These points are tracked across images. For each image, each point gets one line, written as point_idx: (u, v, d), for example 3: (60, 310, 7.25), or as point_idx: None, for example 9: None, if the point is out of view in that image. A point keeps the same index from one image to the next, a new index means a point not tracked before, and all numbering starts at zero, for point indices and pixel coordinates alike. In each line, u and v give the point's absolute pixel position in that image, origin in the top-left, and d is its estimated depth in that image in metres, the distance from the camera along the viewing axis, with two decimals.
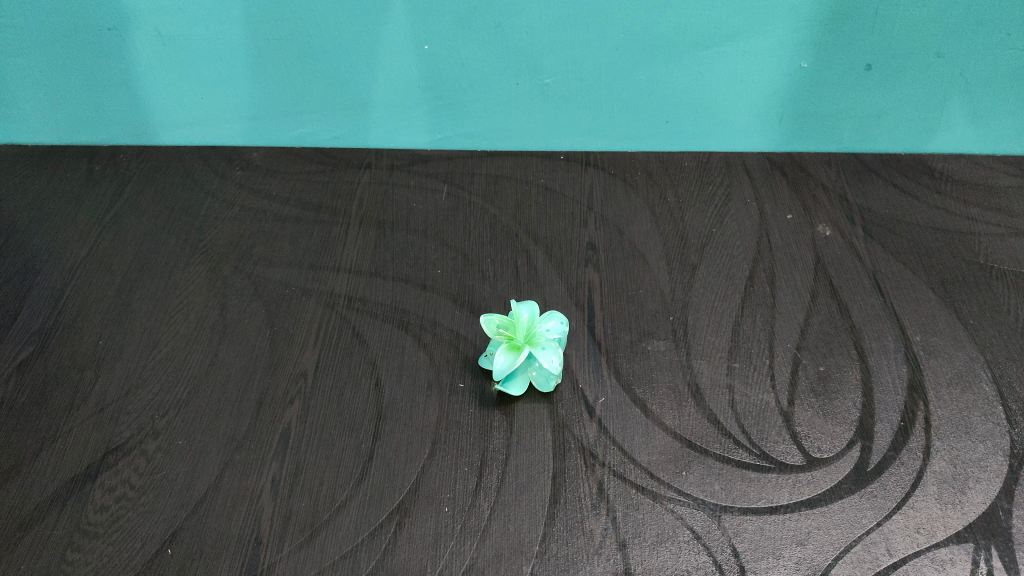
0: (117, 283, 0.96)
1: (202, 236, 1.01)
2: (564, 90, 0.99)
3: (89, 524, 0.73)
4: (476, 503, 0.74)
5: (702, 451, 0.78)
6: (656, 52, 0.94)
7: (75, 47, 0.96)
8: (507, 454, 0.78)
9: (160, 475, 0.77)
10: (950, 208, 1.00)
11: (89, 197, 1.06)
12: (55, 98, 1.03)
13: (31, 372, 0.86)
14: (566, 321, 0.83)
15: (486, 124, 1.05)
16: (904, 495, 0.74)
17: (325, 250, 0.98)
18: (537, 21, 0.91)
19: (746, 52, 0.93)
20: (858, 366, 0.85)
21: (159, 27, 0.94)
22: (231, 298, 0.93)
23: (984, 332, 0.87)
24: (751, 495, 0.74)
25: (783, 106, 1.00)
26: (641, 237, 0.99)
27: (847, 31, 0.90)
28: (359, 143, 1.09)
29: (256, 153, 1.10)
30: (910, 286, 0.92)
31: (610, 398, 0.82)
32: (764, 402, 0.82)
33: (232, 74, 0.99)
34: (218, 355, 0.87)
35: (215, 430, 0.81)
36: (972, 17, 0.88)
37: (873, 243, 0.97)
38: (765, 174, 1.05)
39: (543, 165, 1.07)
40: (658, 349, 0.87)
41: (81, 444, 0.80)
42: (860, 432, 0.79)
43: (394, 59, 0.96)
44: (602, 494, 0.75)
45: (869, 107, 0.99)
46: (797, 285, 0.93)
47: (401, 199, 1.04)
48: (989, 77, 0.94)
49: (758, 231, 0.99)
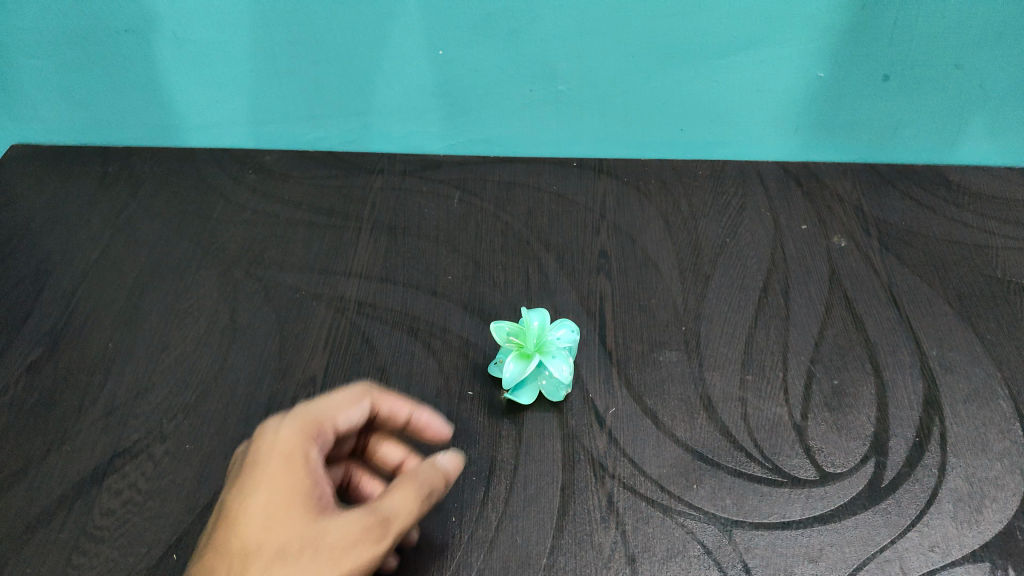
0: (128, 285, 0.96)
1: (214, 239, 1.01)
2: (578, 97, 0.98)
3: (95, 528, 0.73)
4: (485, 513, 0.73)
5: (714, 465, 0.76)
6: (671, 59, 0.92)
7: (90, 50, 0.96)
8: (516, 464, 0.77)
9: (167, 479, 0.76)
10: (969, 221, 0.99)
11: (103, 201, 1.06)
12: (68, 101, 1.03)
13: (41, 374, 0.86)
14: (576, 331, 0.83)
15: (499, 130, 1.03)
16: (919, 512, 0.72)
17: (336, 255, 0.98)
18: (552, 27, 0.89)
19: (764, 60, 0.91)
20: (872, 380, 0.83)
21: (173, 30, 0.93)
22: (242, 302, 0.93)
23: (1002, 348, 0.86)
24: (763, 510, 0.73)
25: (800, 115, 0.98)
26: (653, 245, 0.98)
27: (866, 39, 0.87)
28: (371, 148, 1.09)
29: (268, 157, 1.10)
30: (926, 300, 0.91)
31: (621, 409, 0.81)
32: (777, 416, 0.80)
33: (245, 76, 0.98)
34: (227, 359, 0.87)
35: (223, 435, 0.80)
36: (992, 25, 0.85)
37: (889, 255, 0.96)
38: (780, 184, 1.04)
39: (556, 172, 1.07)
40: (669, 360, 0.86)
41: (88, 447, 0.79)
42: (874, 447, 0.77)
43: (408, 64, 0.95)
44: (612, 506, 0.74)
45: (888, 120, 0.97)
46: (812, 297, 0.92)
47: (413, 204, 1.04)
48: (1006, 90, 0.91)
49: (772, 241, 0.98)
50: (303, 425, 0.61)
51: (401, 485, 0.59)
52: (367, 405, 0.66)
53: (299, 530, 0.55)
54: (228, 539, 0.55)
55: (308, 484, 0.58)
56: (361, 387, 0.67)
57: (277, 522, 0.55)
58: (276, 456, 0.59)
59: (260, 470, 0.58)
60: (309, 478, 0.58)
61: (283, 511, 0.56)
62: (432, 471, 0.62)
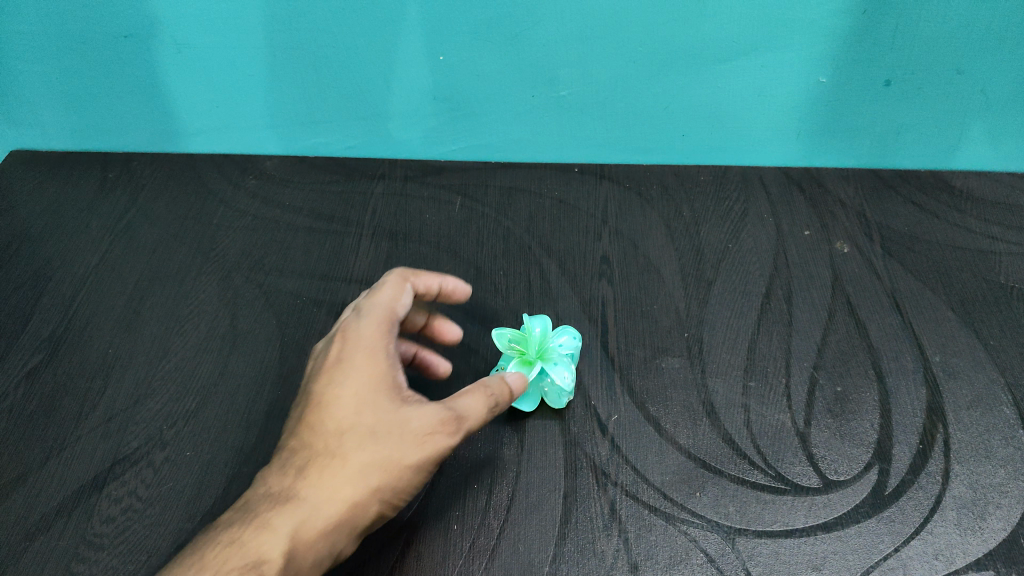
0: (128, 291, 0.95)
1: (214, 245, 1.01)
2: (580, 102, 0.97)
3: (94, 536, 0.72)
4: (486, 521, 0.73)
5: (716, 472, 0.76)
6: (672, 65, 0.91)
7: (90, 55, 0.96)
8: (517, 472, 0.77)
9: (167, 486, 0.76)
10: (971, 227, 0.98)
11: (103, 206, 1.06)
12: (68, 106, 1.03)
13: (40, 381, 0.85)
14: (579, 338, 0.83)
15: (500, 135, 1.03)
16: (922, 520, 0.72)
17: (337, 261, 0.98)
18: (554, 33, 0.89)
19: (765, 65, 0.90)
20: (876, 387, 0.83)
21: (173, 35, 0.93)
22: (242, 308, 0.93)
23: (1006, 354, 0.86)
24: (766, 518, 0.73)
25: (802, 121, 0.97)
26: (655, 251, 0.98)
27: (868, 45, 0.87)
28: (372, 153, 1.08)
29: (269, 162, 1.10)
30: (929, 305, 0.91)
31: (623, 416, 0.81)
32: (780, 422, 0.80)
33: (245, 81, 0.98)
34: (227, 366, 0.86)
35: (224, 441, 0.80)
36: (995, 31, 0.85)
37: (891, 260, 0.95)
38: (783, 189, 1.04)
39: (557, 178, 1.06)
40: (672, 366, 0.85)
41: (88, 454, 0.79)
42: (878, 454, 0.77)
43: (410, 69, 0.95)
44: (614, 514, 0.73)
45: (891, 125, 0.97)
46: (814, 303, 0.92)
47: (414, 210, 1.04)
48: (1010, 96, 0.91)
49: (775, 246, 0.98)
50: (375, 320, 0.72)
51: (472, 391, 0.70)
52: (408, 289, 0.76)
53: (387, 416, 0.67)
54: (327, 417, 0.68)
55: (388, 374, 0.70)
56: (396, 273, 0.77)
57: (369, 408, 0.68)
58: (359, 348, 0.71)
59: (349, 362, 0.70)
60: (389, 368, 0.70)
61: (373, 399, 0.68)
62: (498, 383, 0.71)
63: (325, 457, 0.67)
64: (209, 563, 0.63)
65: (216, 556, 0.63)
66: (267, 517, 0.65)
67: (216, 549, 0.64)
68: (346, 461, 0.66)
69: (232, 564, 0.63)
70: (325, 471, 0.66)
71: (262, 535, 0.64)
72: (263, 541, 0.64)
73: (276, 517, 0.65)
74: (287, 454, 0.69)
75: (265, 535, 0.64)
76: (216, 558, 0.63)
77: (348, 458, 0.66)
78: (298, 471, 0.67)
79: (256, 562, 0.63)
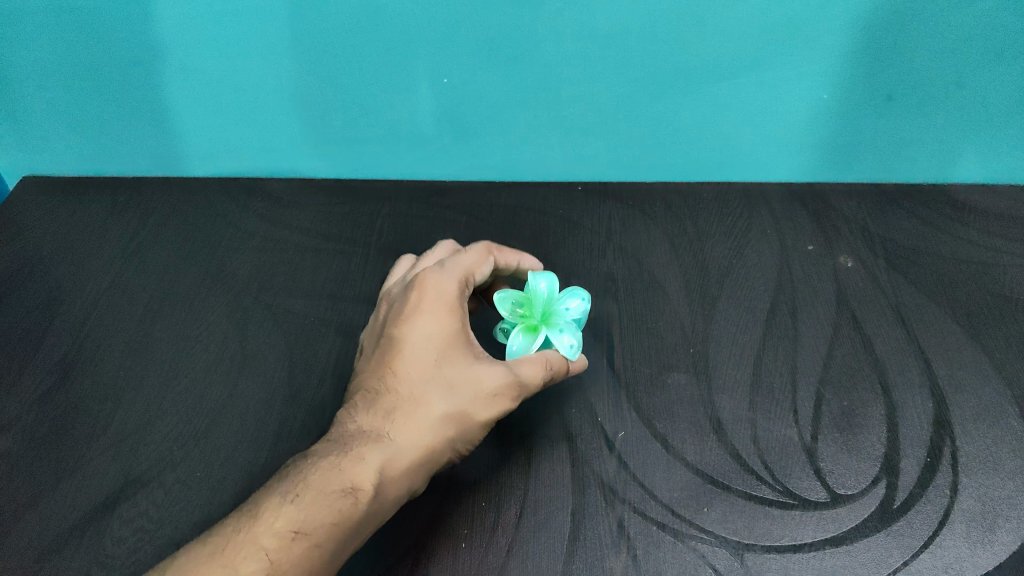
0: (138, 313, 0.96)
1: (223, 267, 1.02)
2: (582, 121, 0.98)
3: (107, 556, 0.73)
4: (495, 539, 0.73)
5: (724, 488, 0.76)
6: (674, 83, 0.92)
7: (99, 79, 0.97)
8: (526, 489, 0.77)
9: (178, 507, 0.76)
10: (975, 239, 0.99)
11: (113, 230, 1.07)
12: (77, 132, 1.04)
13: (52, 403, 0.86)
14: (586, 294, 0.81)
15: (504, 156, 1.04)
16: (931, 534, 0.72)
17: (345, 282, 0.99)
18: (557, 54, 0.90)
19: (766, 83, 0.91)
20: (882, 401, 0.83)
21: (182, 61, 0.94)
22: (251, 329, 0.94)
23: (1012, 366, 0.86)
24: (775, 533, 0.73)
25: (804, 137, 0.98)
26: (660, 267, 0.98)
27: (868, 61, 0.88)
28: (378, 175, 1.09)
29: (277, 184, 1.11)
30: (933, 319, 0.91)
31: (630, 433, 0.81)
32: (787, 437, 0.80)
33: (253, 105, 0.99)
34: (236, 387, 0.87)
35: (233, 461, 0.80)
36: (991, 46, 0.85)
37: (895, 274, 0.96)
38: (786, 205, 1.04)
39: (561, 196, 1.07)
40: (678, 382, 0.86)
41: (99, 475, 0.80)
42: (885, 468, 0.77)
43: (412, 90, 0.96)
44: (622, 531, 0.74)
45: (893, 141, 0.97)
46: (819, 318, 0.92)
47: (420, 230, 1.05)
48: (1011, 111, 0.91)
49: (778, 262, 0.98)
50: (453, 278, 0.77)
51: (535, 359, 0.74)
52: (490, 263, 0.82)
53: (465, 371, 0.72)
54: (411, 365, 0.72)
55: (462, 331, 0.75)
56: (483, 246, 0.83)
57: (448, 363, 0.73)
58: (438, 303, 0.75)
59: (429, 315, 0.74)
60: (462, 326, 0.75)
61: (450, 355, 0.73)
62: (557, 358, 0.76)
63: (411, 404, 0.71)
64: (310, 484, 0.63)
65: (317, 478, 0.64)
66: (360, 451, 0.67)
67: (316, 472, 0.65)
68: (432, 409, 0.70)
69: (331, 486, 0.64)
70: (411, 417, 0.70)
71: (356, 466, 0.65)
72: (359, 469, 0.65)
73: (369, 452, 0.67)
74: (371, 400, 0.71)
75: (359, 465, 0.66)
76: (316, 481, 0.64)
77: (434, 405, 0.71)
78: (385, 414, 0.70)
79: (352, 488, 0.64)
